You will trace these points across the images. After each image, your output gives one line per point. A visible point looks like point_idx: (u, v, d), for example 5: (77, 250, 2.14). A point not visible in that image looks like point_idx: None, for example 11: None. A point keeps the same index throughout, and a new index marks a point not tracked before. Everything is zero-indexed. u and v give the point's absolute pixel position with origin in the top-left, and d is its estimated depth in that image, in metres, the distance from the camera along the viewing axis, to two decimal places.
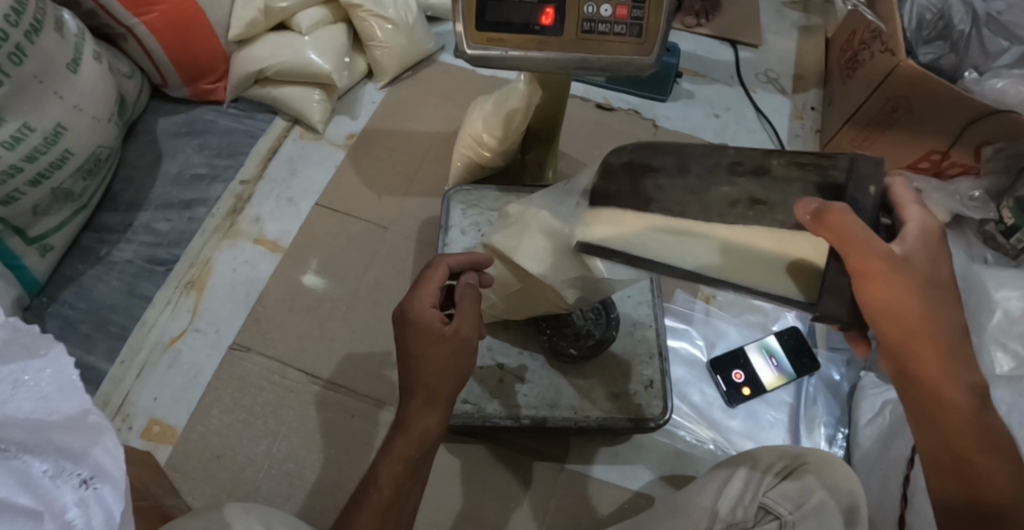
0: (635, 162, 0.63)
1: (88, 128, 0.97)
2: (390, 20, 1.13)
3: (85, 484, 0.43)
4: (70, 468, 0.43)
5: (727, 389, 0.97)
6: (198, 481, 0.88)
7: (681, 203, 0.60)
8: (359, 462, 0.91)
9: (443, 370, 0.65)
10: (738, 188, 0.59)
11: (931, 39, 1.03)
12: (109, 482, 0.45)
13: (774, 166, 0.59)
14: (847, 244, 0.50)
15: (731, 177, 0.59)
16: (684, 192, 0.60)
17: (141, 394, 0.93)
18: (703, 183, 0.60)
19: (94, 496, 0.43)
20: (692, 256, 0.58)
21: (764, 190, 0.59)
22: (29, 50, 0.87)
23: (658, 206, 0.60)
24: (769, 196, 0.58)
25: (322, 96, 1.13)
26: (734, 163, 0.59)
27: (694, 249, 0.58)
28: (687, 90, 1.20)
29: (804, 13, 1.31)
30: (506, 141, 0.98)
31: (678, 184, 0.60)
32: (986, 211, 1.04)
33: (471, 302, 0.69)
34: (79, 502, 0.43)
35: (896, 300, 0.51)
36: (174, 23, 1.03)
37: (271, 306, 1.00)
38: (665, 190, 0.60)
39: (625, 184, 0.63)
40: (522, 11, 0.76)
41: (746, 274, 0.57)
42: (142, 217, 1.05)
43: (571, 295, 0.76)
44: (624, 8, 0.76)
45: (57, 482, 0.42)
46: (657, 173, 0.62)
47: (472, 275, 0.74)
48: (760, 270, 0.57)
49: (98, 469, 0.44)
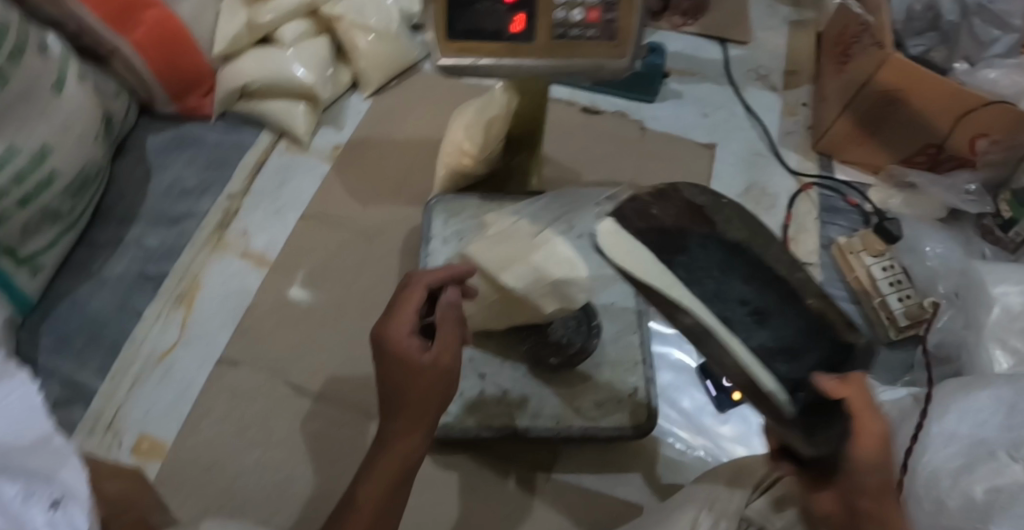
0: (704, 208, 0.61)
1: (74, 146, 0.98)
2: (372, 30, 1.14)
3: (53, 507, 0.49)
4: (41, 493, 0.50)
5: (716, 395, 0.96)
6: (187, 495, 0.88)
7: (709, 265, 0.58)
8: (346, 473, 0.90)
9: (422, 394, 0.65)
10: (756, 295, 0.58)
11: (922, 31, 1.01)
12: (78, 503, 0.51)
13: (811, 307, 0.59)
14: (861, 407, 0.56)
15: (769, 283, 0.59)
16: (723, 259, 0.59)
17: (133, 408, 0.94)
18: (744, 266, 0.59)
19: (64, 516, 0.50)
20: (695, 311, 0.56)
21: (778, 308, 0.58)
22: (9, 73, 0.89)
23: (695, 255, 0.58)
24: (775, 312, 0.58)
25: (307, 110, 1.13)
26: (779, 277, 0.59)
27: (705, 313, 0.56)
28: (676, 90, 1.19)
29: (795, 7, 1.29)
30: (488, 148, 0.98)
31: (719, 251, 0.59)
32: (983, 204, 1.01)
33: (447, 328, 0.69)
34: (50, 522, 0.49)
35: (881, 460, 0.57)
36: (160, 41, 1.05)
37: (258, 318, 1.00)
38: (705, 248, 0.59)
39: (675, 215, 0.60)
40: (492, 19, 0.79)
41: (738, 349, 0.56)
42: (132, 233, 1.06)
43: (549, 303, 0.77)
44: (596, 12, 0.78)
45: (27, 503, 0.49)
46: (711, 232, 0.60)
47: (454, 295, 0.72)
48: (750, 363, 0.56)
49: (69, 491, 0.51)
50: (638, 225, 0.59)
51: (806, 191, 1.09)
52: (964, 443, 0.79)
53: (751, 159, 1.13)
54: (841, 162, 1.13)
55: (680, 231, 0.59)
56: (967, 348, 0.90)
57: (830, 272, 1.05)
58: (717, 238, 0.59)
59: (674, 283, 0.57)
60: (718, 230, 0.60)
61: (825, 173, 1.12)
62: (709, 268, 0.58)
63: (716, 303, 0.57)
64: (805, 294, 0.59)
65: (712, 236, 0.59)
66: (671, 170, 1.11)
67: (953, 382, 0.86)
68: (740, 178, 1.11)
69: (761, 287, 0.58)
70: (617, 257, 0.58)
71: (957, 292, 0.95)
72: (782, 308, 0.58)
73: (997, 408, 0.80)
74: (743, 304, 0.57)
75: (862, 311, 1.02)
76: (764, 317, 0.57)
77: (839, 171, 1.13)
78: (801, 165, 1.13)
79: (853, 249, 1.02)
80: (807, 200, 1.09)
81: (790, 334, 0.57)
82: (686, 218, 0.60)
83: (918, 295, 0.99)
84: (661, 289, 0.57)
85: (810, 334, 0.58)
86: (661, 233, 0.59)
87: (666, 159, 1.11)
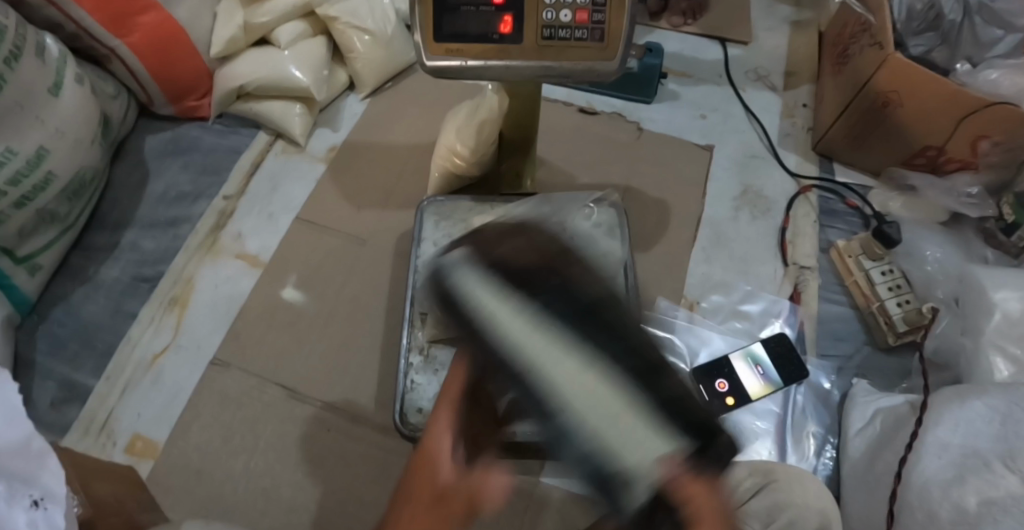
0: (547, 253, 0.51)
1: (70, 150, 0.99)
2: (368, 31, 1.13)
3: (35, 506, 0.55)
4: (22, 491, 0.56)
5: (710, 400, 0.92)
6: (178, 496, 0.89)
7: (559, 315, 0.46)
8: (333, 477, 0.91)
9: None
10: (624, 358, 0.45)
11: (921, 31, 0.98)
12: (57, 501, 0.57)
13: (681, 392, 0.45)
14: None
15: (627, 345, 0.45)
16: (575, 314, 0.46)
17: (124, 413, 0.94)
18: (592, 326, 0.46)
19: (45, 516, 0.56)
20: (535, 352, 0.45)
21: (637, 378, 0.44)
22: (8, 76, 0.90)
23: (540, 301, 0.47)
24: (635, 382, 0.44)
25: (303, 110, 1.14)
26: (642, 343, 0.46)
27: (554, 360, 0.44)
28: (673, 91, 1.17)
29: (796, 7, 1.27)
30: (479, 150, 0.97)
31: (569, 301, 0.47)
32: (985, 208, 1.00)
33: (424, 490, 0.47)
34: (31, 520, 0.55)
35: None
36: (156, 43, 1.06)
37: (250, 321, 1.00)
38: (557, 295, 0.47)
39: (512, 252, 0.51)
40: (479, 21, 0.79)
41: (595, 409, 0.43)
42: (128, 236, 1.07)
43: None
44: (584, 12, 0.79)
45: (10, 503, 0.55)
46: (559, 279, 0.48)
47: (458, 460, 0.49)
48: (624, 433, 0.42)
49: (46, 492, 0.56)
50: (473, 263, 0.51)
51: (805, 193, 1.08)
52: (956, 454, 0.77)
53: (748, 162, 1.11)
54: (841, 165, 1.12)
55: (540, 268, 0.49)
56: (965, 356, 0.88)
57: (828, 277, 1.03)
58: (564, 287, 0.48)
59: (517, 324, 0.46)
60: (564, 276, 0.49)
61: (825, 175, 1.10)
62: (565, 309, 0.46)
63: (579, 348, 0.45)
64: (665, 373, 0.46)
65: (561, 285, 0.48)
66: (666, 173, 1.09)
67: (949, 390, 0.84)
68: (737, 182, 1.09)
69: (625, 349, 0.45)
70: (464, 288, 0.49)
71: (955, 298, 0.93)
72: (648, 379, 0.44)
73: (991, 417, 0.77)
74: (618, 361, 0.44)
75: (858, 314, 1.01)
76: (640, 379, 0.44)
77: (840, 173, 1.11)
78: (799, 168, 1.11)
79: (851, 252, 1.01)
80: (805, 203, 1.07)
81: (659, 400, 0.43)
82: (536, 269, 0.49)
83: (916, 299, 0.97)
84: (504, 329, 0.46)
85: (673, 416, 0.43)
86: (514, 276, 0.49)
87: (661, 162, 1.10)
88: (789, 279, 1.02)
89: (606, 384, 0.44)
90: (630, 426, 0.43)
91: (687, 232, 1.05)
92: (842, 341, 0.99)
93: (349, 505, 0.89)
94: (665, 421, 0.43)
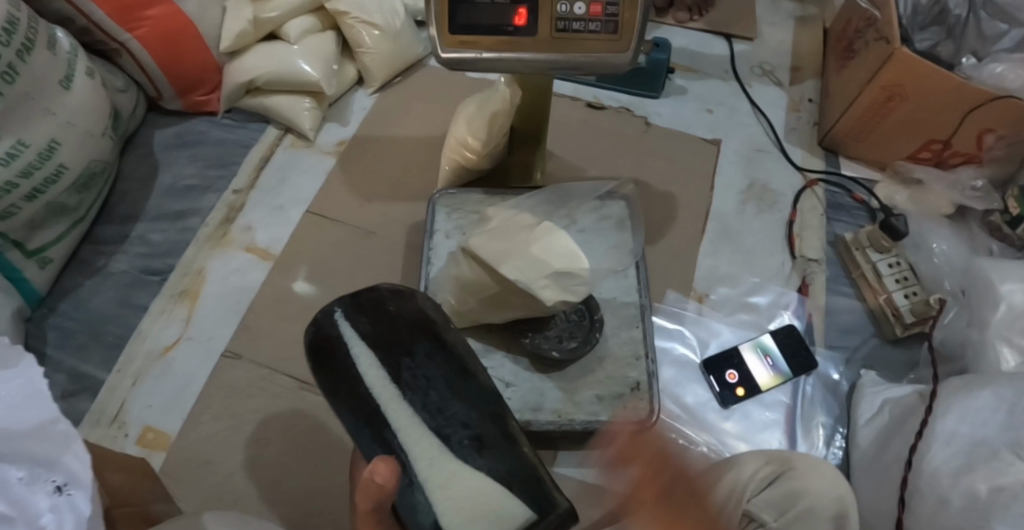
0: (432, 312, 0.63)
1: (81, 142, 0.99)
2: (377, 26, 1.14)
3: (59, 490, 0.56)
4: (44, 475, 0.56)
5: (720, 391, 0.94)
6: (189, 487, 0.89)
7: (432, 382, 0.58)
8: (344, 467, 0.91)
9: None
10: (478, 423, 0.58)
11: (926, 26, 0.99)
12: (80, 486, 0.57)
13: (525, 453, 0.59)
14: None
15: (491, 416, 0.59)
16: (450, 381, 0.59)
17: (134, 402, 0.94)
18: (451, 391, 0.58)
19: (67, 501, 0.56)
20: (398, 415, 0.56)
21: (488, 440, 0.57)
22: (21, 68, 0.90)
23: (409, 372, 0.58)
24: (485, 448, 0.57)
25: (312, 104, 1.14)
26: (494, 414, 0.60)
27: (408, 419, 0.56)
28: (680, 86, 1.18)
29: (800, 3, 1.29)
30: (491, 143, 0.97)
31: (443, 366, 0.60)
32: (990, 201, 1.01)
33: (370, 510, 0.49)
34: (53, 507, 0.55)
35: None
36: (164, 37, 1.06)
37: (260, 313, 1.00)
38: (428, 363, 0.59)
39: (407, 312, 0.62)
40: (493, 12, 0.79)
41: (428, 471, 0.54)
42: (137, 229, 1.07)
43: (548, 295, 0.76)
44: (598, 5, 0.79)
45: (33, 488, 0.55)
46: (438, 348, 0.61)
47: (384, 468, 0.47)
48: (446, 487, 0.54)
49: (69, 476, 0.56)
50: (367, 318, 0.60)
51: (812, 187, 1.09)
52: (966, 443, 0.78)
53: (754, 155, 1.12)
54: (847, 159, 1.13)
55: (410, 336, 0.60)
56: (972, 346, 0.89)
57: (836, 269, 1.04)
58: (443, 354, 0.60)
59: (391, 394, 0.56)
60: (445, 344, 0.61)
61: (831, 169, 1.11)
62: (436, 378, 0.58)
63: (429, 415, 0.56)
64: (518, 439, 0.60)
65: (439, 350, 0.61)
66: (674, 166, 1.10)
67: (956, 380, 0.85)
68: (743, 176, 1.10)
69: (481, 415, 0.59)
70: (352, 349, 0.58)
71: (963, 290, 0.94)
72: (498, 445, 0.58)
73: (999, 407, 0.78)
74: (463, 428, 0.57)
75: (866, 307, 1.02)
76: (482, 445, 0.57)
77: (846, 167, 1.12)
78: (806, 161, 1.12)
79: (858, 245, 1.03)
80: (812, 196, 1.08)
81: (496, 466, 0.56)
82: (412, 330, 0.60)
83: (923, 291, 0.98)
84: (381, 399, 0.56)
85: (517, 472, 0.57)
86: (384, 334, 0.60)
87: (669, 156, 1.11)
88: (797, 271, 1.03)
89: (440, 447, 0.55)
90: (457, 482, 0.54)
91: (695, 225, 1.05)
92: (850, 333, 1.00)
93: None
94: (495, 472, 0.56)
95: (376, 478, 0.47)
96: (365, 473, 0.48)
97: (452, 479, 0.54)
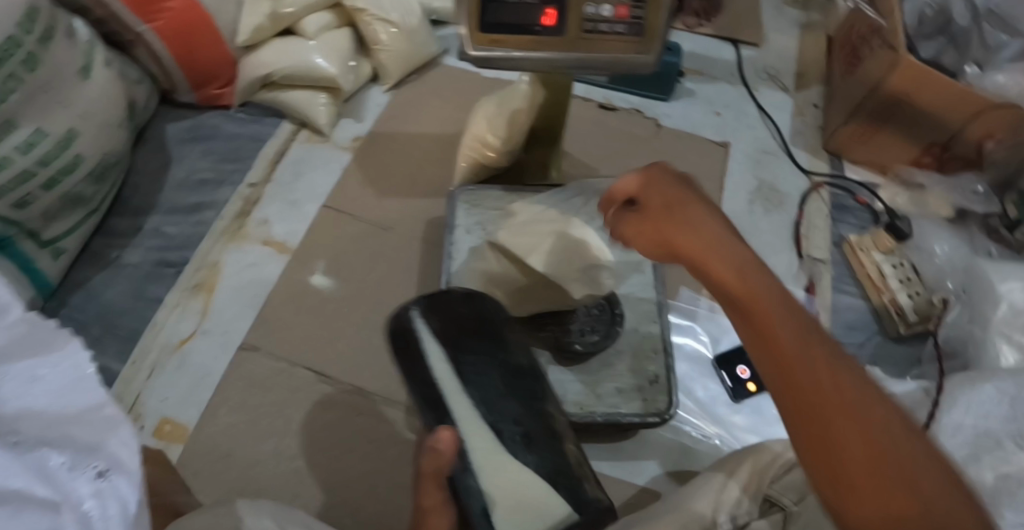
0: (491, 314, 0.66)
1: (97, 132, 0.98)
2: (394, 22, 1.15)
3: (101, 476, 0.48)
4: (86, 461, 0.48)
5: (732, 385, 0.97)
6: (206, 480, 0.88)
7: (491, 378, 0.61)
8: (364, 459, 0.91)
9: (884, 433, 0.46)
10: (528, 420, 0.61)
11: (931, 35, 1.04)
12: (124, 474, 0.49)
13: (569, 450, 0.62)
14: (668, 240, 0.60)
15: (540, 414, 0.62)
16: (506, 378, 0.62)
17: (150, 394, 0.93)
18: (506, 389, 0.61)
19: (110, 488, 0.48)
20: (459, 408, 0.59)
21: (537, 438, 0.60)
22: (42, 57, 0.89)
23: (470, 370, 0.61)
24: (534, 446, 0.60)
25: (328, 100, 1.14)
26: (544, 413, 0.62)
27: (467, 410, 0.59)
28: (689, 89, 1.21)
29: (804, 10, 1.33)
30: (511, 141, 0.99)
31: (501, 366, 0.62)
32: (989, 204, 1.04)
33: (434, 477, 0.54)
34: (96, 493, 0.47)
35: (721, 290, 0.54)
36: (180, 29, 1.06)
37: (277, 306, 1.01)
38: (488, 361, 0.62)
39: (469, 313, 0.64)
40: (523, 12, 0.80)
41: (480, 459, 0.57)
42: (151, 222, 1.07)
43: (577, 290, 0.79)
44: (624, 8, 0.80)
45: (74, 473, 0.47)
46: (497, 348, 0.63)
47: (446, 436, 0.54)
48: (495, 478, 0.57)
49: (113, 463, 0.49)
50: (435, 316, 0.63)
51: (817, 190, 1.12)
52: (970, 434, 0.81)
53: (762, 158, 1.15)
54: (850, 162, 1.16)
55: (473, 335, 0.63)
56: (974, 343, 0.93)
57: (842, 269, 1.06)
58: (502, 355, 0.63)
59: (454, 387, 0.60)
60: (505, 346, 0.64)
61: (836, 172, 1.15)
62: (494, 375, 0.61)
63: (486, 410, 0.59)
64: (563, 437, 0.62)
65: (498, 350, 0.63)
66: (685, 167, 1.13)
67: (960, 376, 0.88)
68: (751, 177, 1.13)
69: (530, 414, 0.61)
70: (423, 343, 0.61)
71: (964, 288, 0.98)
72: (545, 442, 0.60)
73: (1001, 400, 0.82)
74: (513, 424, 0.60)
75: (871, 306, 1.03)
76: (531, 442, 0.60)
77: (849, 170, 1.16)
78: (811, 165, 1.15)
79: (863, 246, 1.06)
80: (818, 198, 1.11)
81: (544, 463, 0.59)
82: (473, 331, 0.63)
83: (926, 290, 1.01)
84: (445, 391, 0.59)
85: (561, 470, 0.59)
86: (451, 332, 0.62)
87: (680, 157, 1.14)
88: (805, 271, 1.05)
89: (492, 440, 0.58)
90: (506, 474, 0.57)
91: None
92: (856, 328, 1.01)
93: (381, 487, 0.89)
94: (541, 468, 0.59)
95: (438, 445, 0.54)
96: (429, 440, 0.54)
97: (501, 473, 0.57)
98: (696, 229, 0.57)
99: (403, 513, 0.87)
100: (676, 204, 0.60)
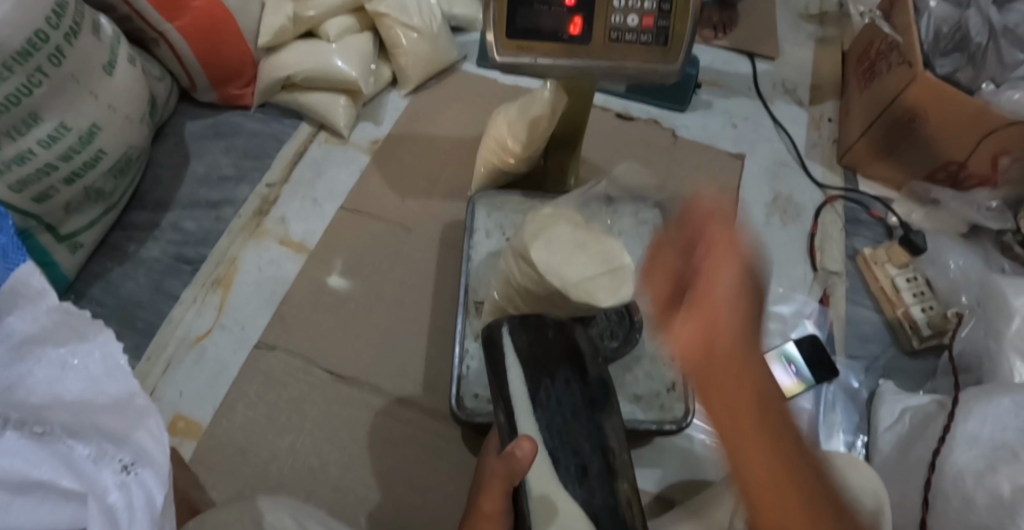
0: (577, 347, 0.68)
1: (120, 127, 0.99)
2: (416, 28, 1.17)
3: (126, 469, 0.48)
4: (113, 453, 0.48)
5: None
6: (222, 476, 0.88)
7: (561, 405, 0.63)
8: (381, 457, 0.91)
9: (824, 506, 0.49)
10: (590, 454, 0.61)
11: (947, 52, 1.03)
12: (150, 465, 0.49)
13: (623, 490, 0.61)
14: (711, 246, 0.53)
15: (602, 449, 0.62)
16: (573, 408, 0.63)
17: (167, 389, 0.93)
18: (570, 419, 0.63)
19: (135, 480, 0.48)
20: (525, 425, 0.62)
21: (596, 473, 0.60)
22: (68, 51, 0.89)
23: (546, 392, 0.64)
24: (590, 478, 0.60)
25: (348, 102, 1.16)
26: (607, 448, 0.62)
27: (531, 432, 0.62)
28: (706, 101, 1.24)
29: (820, 25, 1.36)
30: (530, 147, 0.99)
31: (577, 396, 0.64)
32: (1004, 221, 1.06)
33: (502, 480, 0.58)
34: (121, 485, 0.47)
35: (730, 305, 0.50)
36: (205, 28, 1.06)
37: (295, 305, 1.01)
38: (565, 387, 0.64)
39: (556, 339, 0.67)
40: (551, 19, 0.77)
41: (535, 480, 0.59)
42: (169, 216, 1.07)
43: (588, 284, 0.75)
44: (650, 18, 0.77)
45: (99, 465, 0.47)
46: (577, 376, 0.65)
47: (527, 446, 0.56)
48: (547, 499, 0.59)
49: (139, 454, 0.49)
50: (522, 334, 0.67)
51: (832, 202, 1.13)
52: (987, 446, 0.77)
53: (777, 170, 1.17)
54: (864, 177, 1.18)
55: (558, 358, 0.66)
56: (988, 356, 0.91)
57: (855, 281, 1.08)
58: (581, 385, 0.65)
59: (525, 408, 0.63)
60: (585, 378, 0.66)
61: (850, 186, 1.16)
62: (566, 403, 0.63)
63: (549, 435, 0.61)
64: (618, 474, 0.61)
65: (578, 380, 0.65)
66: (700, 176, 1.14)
67: (975, 387, 0.85)
68: (767, 189, 1.15)
69: (594, 448, 0.62)
70: (507, 360, 0.65)
71: (980, 303, 0.97)
72: (602, 477, 0.61)
73: (1018, 412, 0.78)
74: (573, 455, 0.61)
75: (884, 318, 1.05)
76: (585, 475, 0.60)
77: (863, 185, 1.17)
78: (826, 178, 1.17)
79: (877, 260, 1.07)
80: (832, 211, 1.13)
81: (595, 499, 0.59)
82: (560, 357, 0.66)
83: (940, 305, 1.02)
84: (517, 408, 0.63)
85: (606, 509, 0.59)
86: (537, 356, 0.66)
87: (695, 167, 1.15)
88: (819, 282, 1.06)
89: (549, 466, 0.60)
90: (558, 502, 0.59)
91: None
92: (871, 342, 1.03)
93: (398, 487, 0.89)
94: (589, 505, 0.59)
95: (517, 452, 0.57)
96: (509, 446, 0.57)
97: (552, 493, 0.59)
98: (731, 305, 0.51)
99: (419, 513, 0.87)
100: (724, 262, 0.52)
